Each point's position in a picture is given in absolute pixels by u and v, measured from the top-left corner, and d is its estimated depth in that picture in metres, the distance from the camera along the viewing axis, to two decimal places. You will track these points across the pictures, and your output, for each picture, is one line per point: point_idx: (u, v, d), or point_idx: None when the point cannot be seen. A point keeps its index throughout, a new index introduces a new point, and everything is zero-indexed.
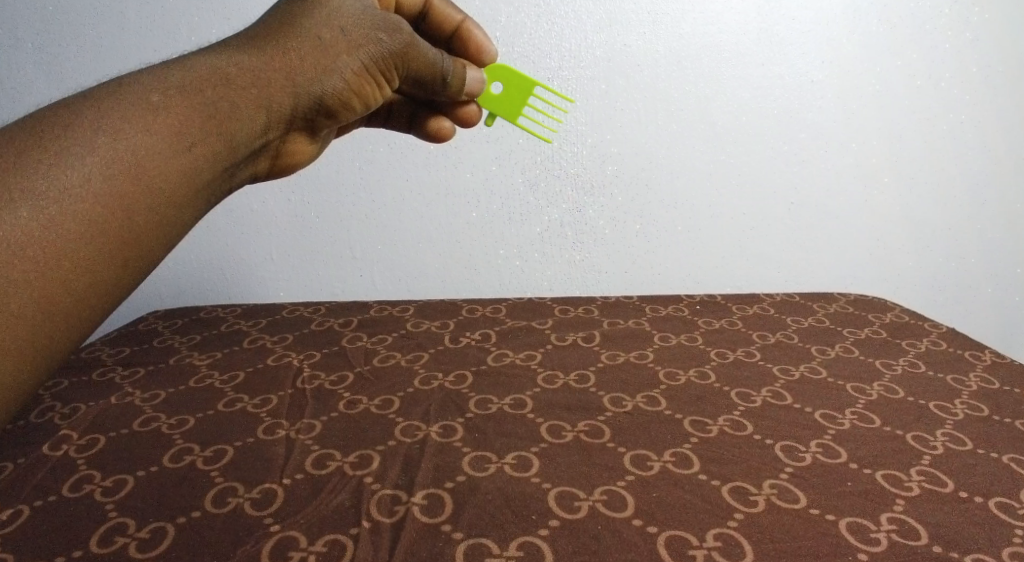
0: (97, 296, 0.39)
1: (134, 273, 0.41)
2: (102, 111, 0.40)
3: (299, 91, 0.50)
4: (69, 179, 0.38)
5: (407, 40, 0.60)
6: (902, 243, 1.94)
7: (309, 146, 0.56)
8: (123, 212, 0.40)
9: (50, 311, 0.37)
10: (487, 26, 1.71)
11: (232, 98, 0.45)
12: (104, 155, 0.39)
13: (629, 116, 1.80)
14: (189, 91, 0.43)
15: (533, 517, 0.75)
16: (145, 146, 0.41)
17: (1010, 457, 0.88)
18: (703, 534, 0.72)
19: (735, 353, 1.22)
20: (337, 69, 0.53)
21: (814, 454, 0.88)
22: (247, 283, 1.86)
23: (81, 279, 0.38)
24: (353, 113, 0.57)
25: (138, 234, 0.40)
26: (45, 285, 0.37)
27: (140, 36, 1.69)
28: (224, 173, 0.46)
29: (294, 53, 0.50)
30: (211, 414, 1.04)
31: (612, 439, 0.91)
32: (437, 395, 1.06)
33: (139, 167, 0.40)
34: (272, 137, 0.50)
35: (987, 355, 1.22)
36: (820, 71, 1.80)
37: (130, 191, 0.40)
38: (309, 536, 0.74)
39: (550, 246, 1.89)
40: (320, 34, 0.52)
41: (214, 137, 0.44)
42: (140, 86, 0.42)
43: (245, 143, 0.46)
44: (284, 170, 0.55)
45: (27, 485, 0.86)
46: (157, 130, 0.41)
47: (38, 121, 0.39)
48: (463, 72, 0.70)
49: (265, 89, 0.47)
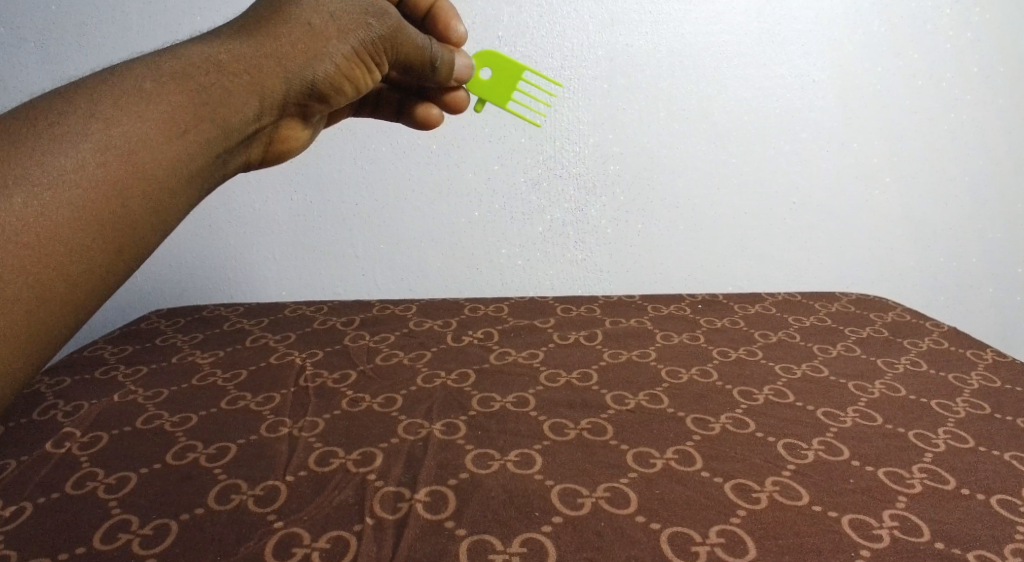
0: (93, 281, 0.39)
1: (130, 260, 0.41)
2: (95, 99, 0.40)
3: (292, 77, 0.50)
4: (63, 165, 0.38)
5: (397, 25, 0.60)
6: (902, 243, 1.95)
7: (302, 133, 0.56)
8: (118, 198, 0.40)
9: (47, 296, 0.37)
10: (488, 26, 1.72)
11: (225, 84, 0.45)
12: (98, 142, 0.39)
13: (630, 116, 1.80)
14: (181, 78, 0.43)
15: (536, 514, 0.76)
16: (138, 132, 0.41)
17: (1012, 454, 0.88)
18: (705, 531, 0.73)
19: (737, 351, 1.22)
20: (329, 54, 0.53)
21: (816, 452, 0.88)
22: (249, 283, 1.86)
23: (77, 264, 0.38)
24: (345, 98, 0.57)
25: (133, 220, 0.40)
26: (42, 269, 0.37)
27: (143, 36, 1.70)
28: (218, 159, 0.46)
29: (286, 39, 0.49)
30: (214, 412, 1.04)
31: (614, 437, 0.92)
32: (439, 393, 1.07)
33: (133, 153, 0.40)
34: (266, 123, 0.50)
35: (989, 354, 1.22)
36: (820, 72, 1.80)
37: (125, 177, 0.40)
38: (312, 533, 0.74)
39: (551, 246, 1.89)
40: (311, 20, 0.51)
41: (207, 123, 0.44)
42: (132, 74, 0.42)
43: (238, 130, 0.46)
44: (279, 157, 0.55)
45: (31, 483, 0.86)
46: (150, 116, 0.41)
47: (32, 110, 0.39)
48: (452, 58, 0.71)
49: (257, 75, 0.47)
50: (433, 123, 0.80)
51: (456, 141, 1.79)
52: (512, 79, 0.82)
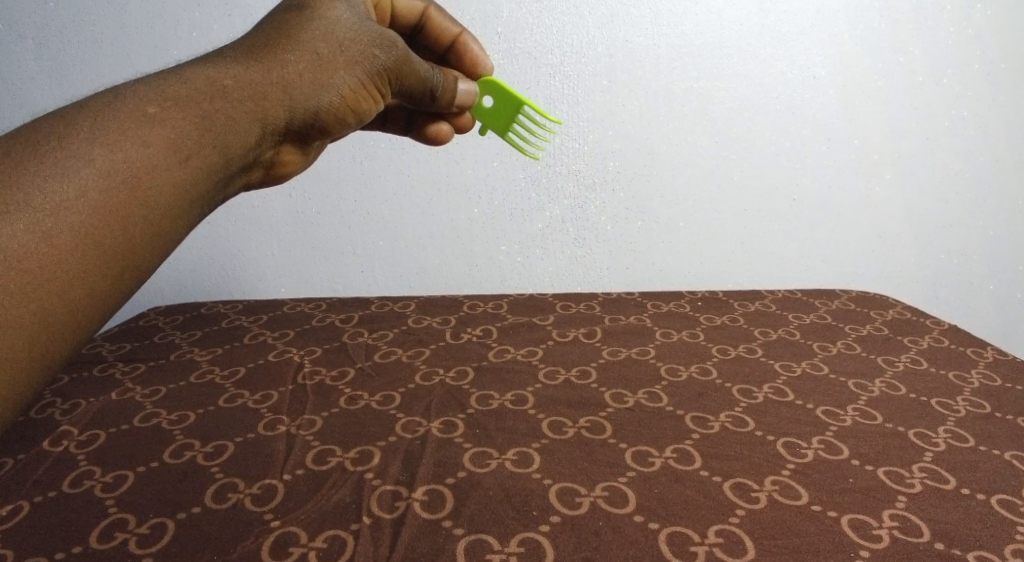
0: (94, 308, 0.39)
1: (131, 283, 0.41)
2: (98, 122, 0.41)
3: (297, 104, 0.52)
4: (65, 191, 0.39)
5: (402, 57, 0.63)
6: (902, 240, 1.94)
7: (300, 156, 0.58)
8: (119, 223, 0.40)
9: (48, 321, 0.37)
10: (487, 21, 1.70)
11: (229, 111, 0.47)
12: (101, 167, 0.40)
13: (630, 112, 1.79)
14: (186, 103, 0.45)
15: (534, 513, 0.75)
16: (142, 157, 0.42)
17: (1012, 454, 0.88)
18: (703, 530, 0.72)
19: (737, 349, 1.21)
20: (334, 84, 0.55)
21: (816, 451, 0.87)
22: (248, 279, 1.85)
23: (78, 290, 0.38)
24: (347, 126, 0.59)
25: (135, 243, 0.41)
26: (43, 294, 0.37)
27: (141, 31, 1.67)
28: (220, 184, 0.47)
29: (290, 66, 0.52)
30: (211, 409, 1.04)
31: (612, 436, 0.91)
32: (437, 391, 1.06)
33: (135, 179, 0.41)
34: (267, 149, 0.51)
35: (989, 352, 1.21)
36: (821, 67, 1.79)
37: (126, 202, 0.41)
38: (309, 532, 0.74)
39: (551, 241, 1.88)
40: (317, 50, 0.54)
41: (210, 149, 0.45)
42: (136, 97, 0.43)
43: (241, 155, 0.48)
44: (275, 180, 0.56)
45: (27, 481, 0.85)
46: (153, 142, 0.42)
47: (34, 132, 0.40)
48: (454, 85, 0.74)
49: (260, 102, 0.49)
50: (444, 139, 0.84)
51: (455, 138, 1.79)
52: (510, 109, 0.84)
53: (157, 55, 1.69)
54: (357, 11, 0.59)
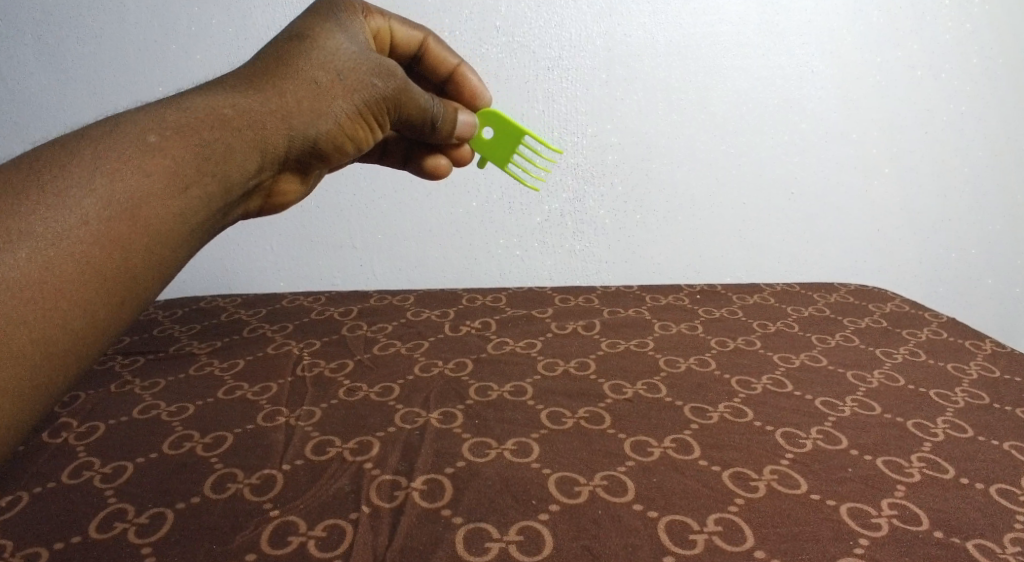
0: (95, 334, 0.40)
1: (131, 309, 0.42)
2: (98, 152, 0.42)
3: (296, 133, 0.53)
4: (66, 220, 0.39)
5: (402, 85, 0.63)
6: (900, 234, 1.94)
7: (300, 184, 0.58)
8: (121, 252, 0.41)
9: (51, 349, 0.38)
10: (487, 15, 1.70)
11: (229, 139, 0.47)
12: (103, 197, 0.41)
13: (630, 106, 1.79)
14: (186, 132, 0.45)
15: (533, 502, 0.75)
16: (142, 187, 0.42)
17: (1010, 444, 0.88)
18: (703, 519, 0.72)
19: (735, 341, 1.22)
20: (331, 113, 0.56)
21: (814, 441, 0.88)
22: (247, 274, 1.85)
23: (81, 318, 0.39)
24: (345, 154, 0.60)
25: (136, 273, 0.42)
26: (42, 323, 0.38)
27: (139, 26, 1.65)
28: (218, 214, 0.47)
29: (288, 95, 0.52)
30: (211, 401, 1.04)
31: (612, 426, 0.91)
32: (437, 383, 1.06)
33: (135, 209, 0.42)
34: (266, 177, 0.52)
35: (988, 344, 1.21)
36: (820, 61, 1.79)
37: (128, 233, 0.41)
38: (309, 521, 0.74)
39: (550, 236, 1.89)
40: (316, 78, 0.54)
41: (209, 178, 0.46)
42: (136, 126, 0.44)
43: (241, 183, 0.49)
44: (275, 208, 0.57)
45: (26, 473, 0.85)
46: (154, 171, 0.43)
47: (38, 160, 0.41)
48: (455, 116, 0.74)
49: (260, 131, 0.50)
50: (442, 174, 0.84)
51: None
52: (512, 141, 0.84)
53: (155, 51, 1.67)
54: (357, 40, 0.59)
